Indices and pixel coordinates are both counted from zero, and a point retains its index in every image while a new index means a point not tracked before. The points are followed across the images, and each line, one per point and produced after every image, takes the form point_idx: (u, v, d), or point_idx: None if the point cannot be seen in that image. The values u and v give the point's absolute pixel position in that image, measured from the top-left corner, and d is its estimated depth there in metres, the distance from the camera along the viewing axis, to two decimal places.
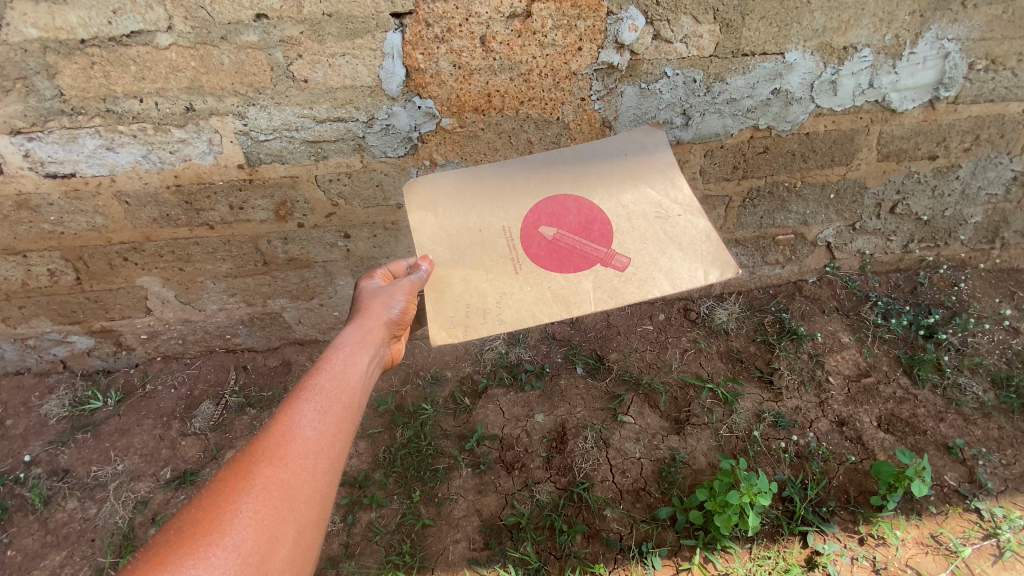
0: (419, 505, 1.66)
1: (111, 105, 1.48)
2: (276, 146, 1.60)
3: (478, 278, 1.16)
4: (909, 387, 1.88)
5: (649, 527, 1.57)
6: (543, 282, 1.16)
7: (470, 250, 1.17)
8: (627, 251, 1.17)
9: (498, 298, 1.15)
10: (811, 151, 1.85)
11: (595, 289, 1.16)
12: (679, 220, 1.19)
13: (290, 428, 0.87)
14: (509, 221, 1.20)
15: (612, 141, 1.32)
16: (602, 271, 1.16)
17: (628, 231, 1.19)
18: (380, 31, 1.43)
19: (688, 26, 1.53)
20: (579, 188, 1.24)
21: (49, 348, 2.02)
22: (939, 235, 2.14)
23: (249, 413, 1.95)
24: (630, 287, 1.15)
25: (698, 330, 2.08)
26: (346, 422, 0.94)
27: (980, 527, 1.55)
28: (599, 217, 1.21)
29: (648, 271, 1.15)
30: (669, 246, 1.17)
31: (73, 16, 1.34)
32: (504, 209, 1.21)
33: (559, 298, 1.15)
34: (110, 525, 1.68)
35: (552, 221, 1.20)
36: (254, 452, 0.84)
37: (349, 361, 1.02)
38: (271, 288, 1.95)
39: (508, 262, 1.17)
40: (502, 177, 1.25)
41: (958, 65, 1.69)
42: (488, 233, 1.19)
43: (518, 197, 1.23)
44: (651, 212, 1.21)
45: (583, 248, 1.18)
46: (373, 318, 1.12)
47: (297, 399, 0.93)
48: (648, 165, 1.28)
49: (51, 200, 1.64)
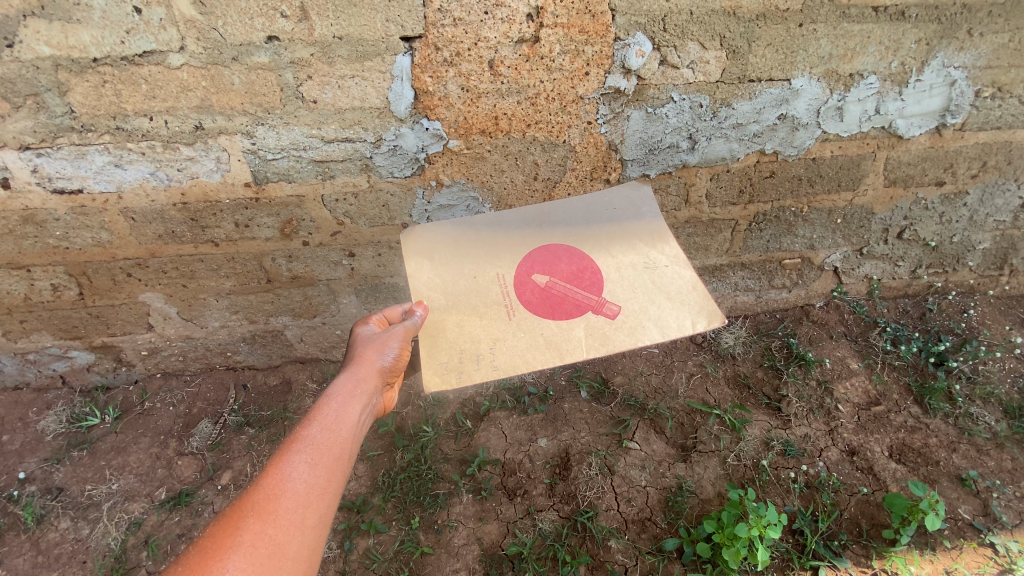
0: (418, 532, 1.62)
1: (121, 123, 1.49)
2: (283, 165, 1.60)
3: (471, 323, 1.15)
4: (920, 416, 1.84)
5: (655, 559, 1.52)
6: (535, 329, 1.15)
7: (464, 296, 1.17)
8: (618, 300, 1.18)
9: (491, 345, 1.13)
10: (817, 176, 1.84)
11: (587, 335, 1.15)
12: (666, 270, 1.22)
13: (280, 481, 0.86)
14: (503, 269, 1.21)
15: (603, 197, 1.37)
16: (594, 317, 1.16)
17: (618, 280, 1.21)
18: (390, 55, 1.44)
19: (695, 52, 1.54)
20: (570, 240, 1.28)
21: (49, 362, 2.00)
22: (947, 261, 2.13)
23: (247, 432, 1.92)
24: (620, 335, 1.15)
25: (704, 354, 2.06)
26: (336, 475, 0.92)
27: (996, 562, 1.49)
28: (590, 265, 1.23)
29: (638, 319, 1.16)
30: (657, 295, 1.19)
31: (86, 35, 1.36)
32: (498, 257, 1.23)
33: (552, 344, 1.14)
34: (102, 546, 1.64)
35: (545, 269, 1.22)
36: (242, 506, 0.82)
37: (341, 413, 1.00)
38: (274, 306, 1.93)
39: (502, 308, 1.17)
40: (497, 226, 1.28)
41: (964, 93, 1.70)
42: (483, 280, 1.19)
43: (512, 246, 1.26)
44: (640, 262, 1.23)
45: (574, 295, 1.19)
46: (367, 366, 1.10)
47: (286, 451, 0.90)
48: (637, 219, 1.33)
49: (57, 216, 1.64)
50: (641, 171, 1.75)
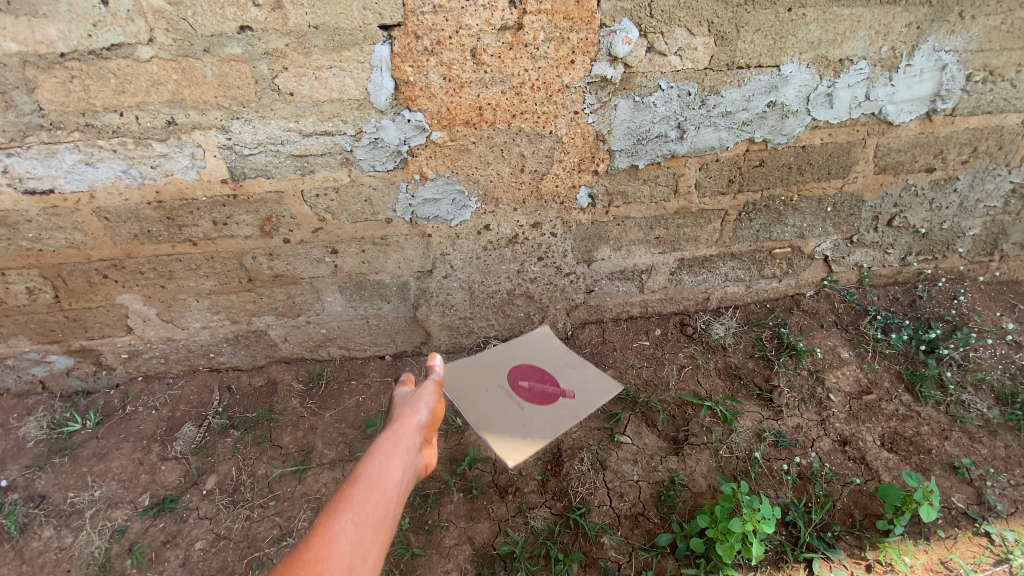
0: (408, 533, 1.59)
1: (91, 119, 1.44)
2: (261, 160, 1.55)
3: (502, 414, 1.37)
4: (912, 404, 1.84)
5: (648, 555, 1.50)
6: (546, 412, 1.39)
7: (473, 403, 1.41)
8: (573, 381, 1.53)
9: (522, 427, 1.34)
10: (807, 164, 1.81)
11: (573, 397, 1.46)
12: (583, 366, 1.60)
13: (328, 540, 0.81)
14: (496, 386, 1.47)
15: (519, 344, 1.70)
16: (574, 399, 1.46)
17: (566, 377, 1.54)
18: (368, 44, 1.42)
19: (683, 39, 1.52)
20: (519, 364, 1.59)
21: (27, 368, 1.94)
22: (937, 248, 2.11)
23: (232, 435, 1.87)
24: (595, 405, 1.44)
25: (695, 346, 2.04)
26: (382, 536, 0.87)
27: (991, 551, 1.49)
28: (546, 377, 1.54)
29: (585, 377, 1.55)
30: (585, 365, 1.60)
31: (52, 29, 1.32)
32: (489, 384, 1.48)
33: (564, 408, 1.42)
34: (85, 555, 1.60)
35: (521, 378, 1.52)
36: (288, 566, 0.77)
37: (386, 468, 0.96)
38: (257, 305, 1.88)
39: (510, 405, 1.40)
40: (469, 369, 1.54)
41: (955, 78, 1.69)
42: (480, 397, 1.43)
43: (493, 376, 1.52)
44: (567, 363, 1.62)
45: (551, 391, 1.48)
46: (407, 424, 1.09)
47: (333, 508, 0.86)
48: (553, 356, 1.66)
49: (29, 217, 1.58)
50: (630, 161, 1.72)
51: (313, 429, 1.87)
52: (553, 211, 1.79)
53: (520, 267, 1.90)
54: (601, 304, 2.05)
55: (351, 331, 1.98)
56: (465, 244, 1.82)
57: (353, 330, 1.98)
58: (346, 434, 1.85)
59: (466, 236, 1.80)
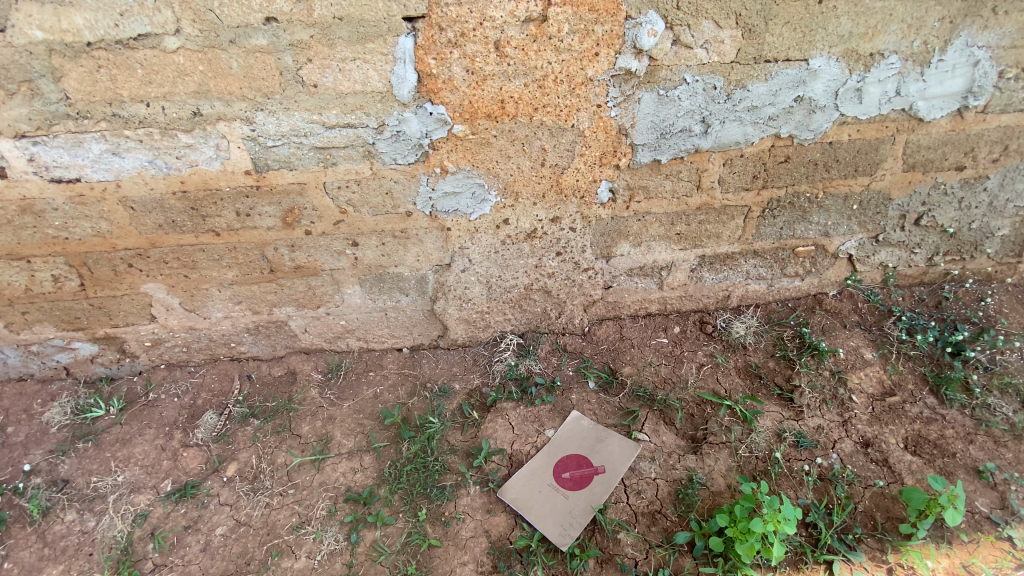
0: (424, 524, 1.60)
1: (117, 109, 1.46)
2: (284, 152, 1.56)
3: (558, 521, 1.58)
4: (936, 407, 1.80)
5: (665, 552, 1.50)
6: (589, 502, 1.62)
7: (529, 502, 1.63)
8: (602, 455, 1.73)
9: (567, 517, 1.59)
10: (834, 161, 1.78)
11: (605, 478, 1.67)
12: (609, 440, 1.77)
13: None
14: (549, 507, 1.62)
15: (549, 437, 1.79)
16: (607, 479, 1.67)
17: (595, 453, 1.73)
18: (392, 36, 1.42)
19: (709, 31, 1.50)
20: (556, 463, 1.72)
21: (52, 354, 1.97)
22: (965, 248, 2.05)
23: (252, 424, 1.89)
24: (621, 475, 1.67)
25: (715, 344, 2.01)
26: None
27: (1014, 556, 1.46)
28: (583, 469, 1.70)
29: (608, 448, 1.74)
30: (609, 440, 1.76)
31: (79, 18, 1.34)
32: (542, 508, 1.61)
33: (602, 493, 1.64)
34: (108, 539, 1.63)
35: (564, 475, 1.69)
36: None
37: None
38: (277, 296, 1.89)
39: (556, 494, 1.65)
40: (520, 495, 1.65)
41: (988, 74, 1.65)
42: (532, 488, 1.66)
43: (540, 500, 1.63)
44: (594, 437, 1.78)
45: (588, 474, 1.68)
46: None
47: None
48: (577, 432, 1.80)
49: (55, 205, 1.61)
50: (652, 156, 1.70)
51: (332, 419, 1.89)
52: (573, 206, 1.78)
53: (539, 261, 1.89)
54: (619, 300, 2.04)
55: (369, 324, 1.99)
56: (484, 238, 1.82)
57: (371, 323, 1.99)
58: (364, 425, 1.86)
59: (485, 229, 1.80)
